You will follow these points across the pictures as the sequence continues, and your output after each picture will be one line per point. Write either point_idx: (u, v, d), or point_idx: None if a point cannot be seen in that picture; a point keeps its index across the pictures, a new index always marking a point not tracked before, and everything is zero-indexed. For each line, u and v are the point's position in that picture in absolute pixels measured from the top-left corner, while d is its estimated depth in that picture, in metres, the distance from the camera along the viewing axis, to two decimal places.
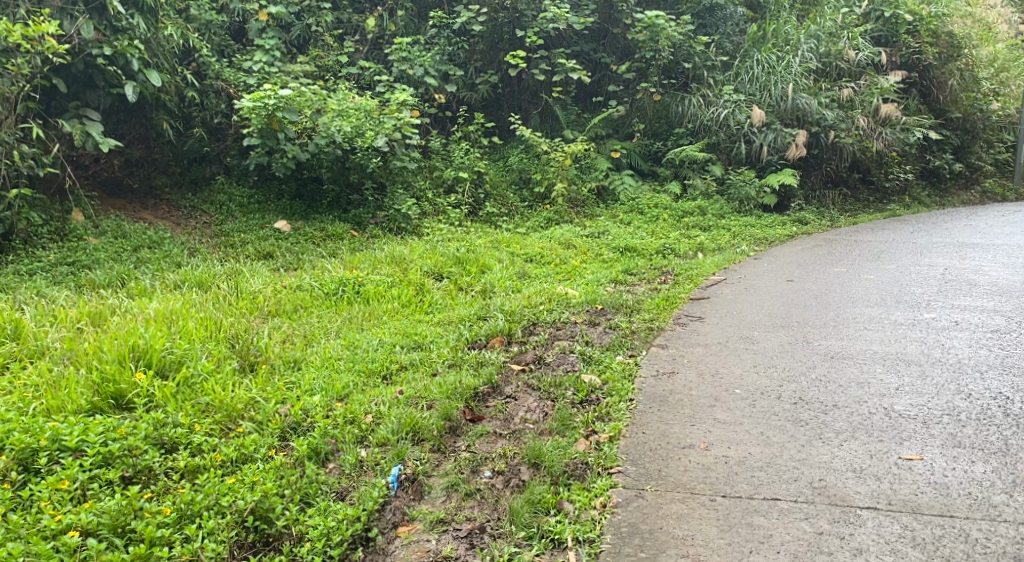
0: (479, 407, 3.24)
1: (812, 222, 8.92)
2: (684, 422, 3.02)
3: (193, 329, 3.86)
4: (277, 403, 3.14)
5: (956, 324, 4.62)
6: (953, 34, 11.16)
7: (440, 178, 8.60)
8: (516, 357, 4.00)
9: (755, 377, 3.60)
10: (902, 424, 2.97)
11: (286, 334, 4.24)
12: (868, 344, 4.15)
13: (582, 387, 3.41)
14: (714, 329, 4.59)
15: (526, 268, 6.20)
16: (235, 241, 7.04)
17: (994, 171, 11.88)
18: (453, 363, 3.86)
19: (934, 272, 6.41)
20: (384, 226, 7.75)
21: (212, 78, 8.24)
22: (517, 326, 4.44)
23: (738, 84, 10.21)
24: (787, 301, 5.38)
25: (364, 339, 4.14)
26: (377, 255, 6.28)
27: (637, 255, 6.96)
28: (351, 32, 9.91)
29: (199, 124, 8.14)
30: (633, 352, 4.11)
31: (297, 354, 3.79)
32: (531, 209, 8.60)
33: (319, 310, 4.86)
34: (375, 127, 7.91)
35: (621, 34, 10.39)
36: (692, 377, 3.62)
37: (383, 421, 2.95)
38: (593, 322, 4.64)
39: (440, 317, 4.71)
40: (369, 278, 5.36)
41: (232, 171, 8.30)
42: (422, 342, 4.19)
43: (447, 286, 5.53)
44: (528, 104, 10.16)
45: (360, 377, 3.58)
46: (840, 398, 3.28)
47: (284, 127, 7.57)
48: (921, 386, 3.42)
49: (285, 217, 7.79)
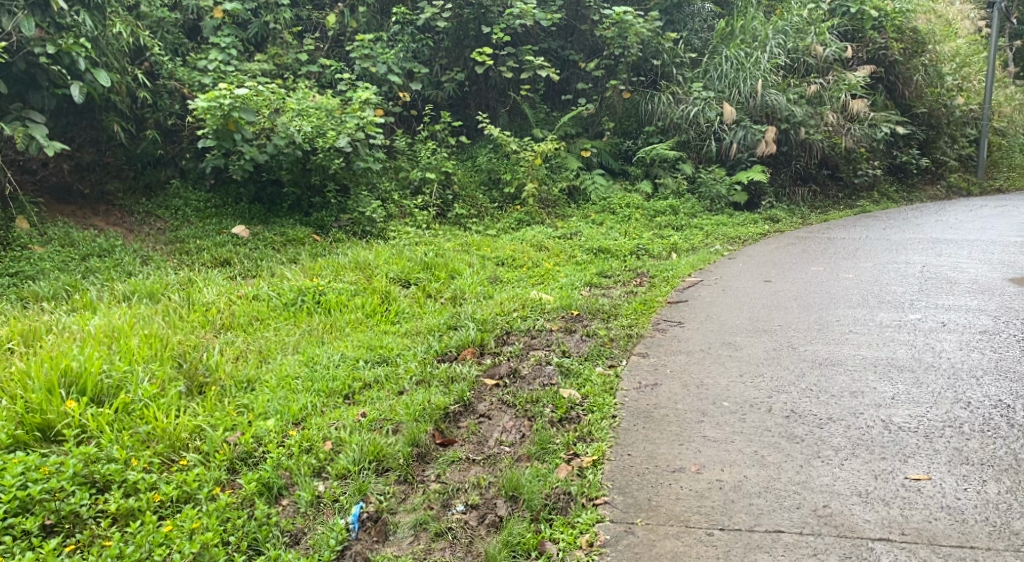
0: (450, 430, 2.99)
1: (784, 220, 8.80)
2: (672, 441, 2.80)
3: (136, 348, 3.53)
4: (226, 431, 2.85)
5: (944, 325, 4.47)
6: (916, 30, 11.26)
7: (406, 178, 8.32)
8: (488, 371, 3.75)
9: (742, 388, 3.39)
10: (903, 438, 2.77)
11: (240, 351, 3.93)
12: (855, 349, 3.97)
13: (561, 404, 3.17)
14: (695, 335, 4.38)
15: (498, 272, 5.95)
16: (190, 248, 6.68)
17: (958, 166, 11.95)
18: (421, 379, 3.59)
19: (912, 270, 6.29)
20: (348, 229, 7.45)
21: (166, 78, 7.88)
22: (489, 335, 4.20)
23: (707, 81, 10.09)
24: (768, 303, 5.20)
25: (324, 355, 3.87)
26: (341, 260, 5.99)
27: (611, 256, 6.75)
28: (311, 30, 9.58)
29: (152, 126, 7.76)
30: (613, 361, 3.89)
31: (250, 373, 3.50)
32: (501, 210, 8.35)
33: (277, 323, 4.55)
34: (337, 127, 7.60)
35: (589, 31, 10.18)
36: (676, 390, 3.40)
37: (344, 449, 2.68)
38: (569, 329, 4.42)
39: (408, 327, 4.44)
40: (331, 286, 5.06)
41: (188, 175, 7.92)
42: (388, 356, 3.93)
43: (415, 293, 5.27)
44: (496, 103, 9.89)
45: (320, 399, 3.30)
46: (835, 410, 3.09)
47: (241, 127, 7.18)
48: (917, 395, 3.24)
49: (244, 221, 7.44)
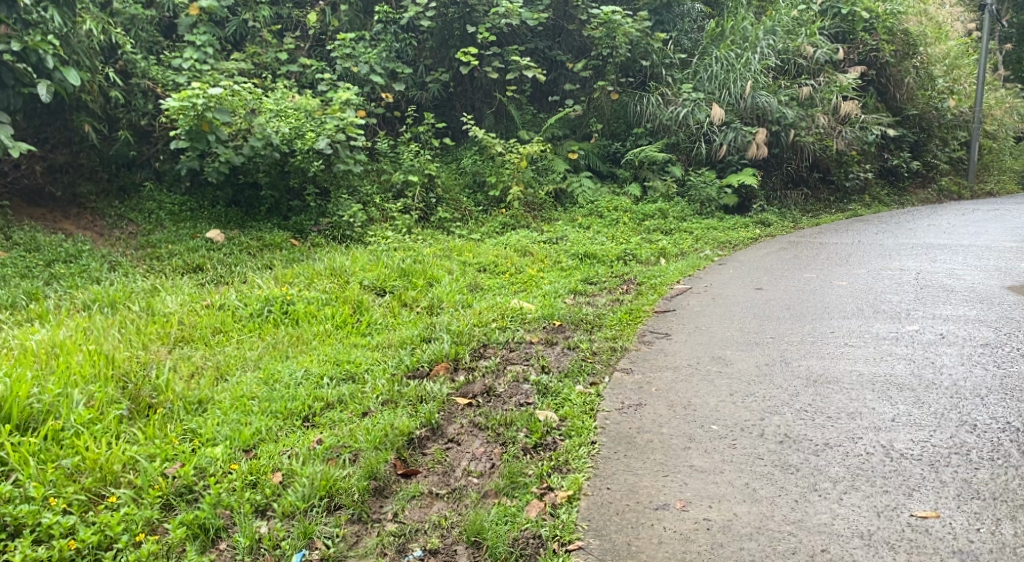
0: (414, 458, 2.74)
1: (775, 223, 8.60)
2: (655, 472, 2.56)
3: (78, 366, 3.29)
4: (163, 461, 2.62)
5: (942, 337, 4.26)
6: (908, 32, 11.10)
7: (388, 181, 8.02)
8: (462, 389, 3.50)
9: (733, 409, 3.16)
10: (906, 467, 2.54)
11: (194, 368, 3.68)
12: (852, 364, 3.75)
13: (536, 428, 2.93)
14: (683, 348, 4.14)
15: (479, 279, 5.70)
16: (161, 253, 6.39)
17: (948, 169, 11.82)
18: (389, 398, 3.34)
19: (907, 277, 6.09)
20: (326, 234, 7.18)
21: (139, 77, 7.58)
22: (464, 349, 3.95)
23: (696, 82, 9.86)
24: (760, 313, 4.97)
25: (286, 372, 3.61)
26: (315, 267, 5.73)
27: (597, 262, 6.50)
28: (291, 28, 9.28)
29: (125, 127, 7.50)
30: (595, 378, 3.64)
31: (201, 393, 3.25)
32: (486, 213, 8.11)
33: (240, 335, 4.29)
34: (316, 128, 7.36)
35: (577, 31, 9.98)
36: (661, 411, 3.17)
37: (292, 484, 2.46)
38: (550, 341, 4.18)
39: (379, 340, 4.19)
40: (300, 296, 4.80)
41: (163, 177, 7.63)
42: (355, 372, 3.67)
43: (390, 302, 5.00)
44: (482, 104, 9.67)
45: (276, 422, 3.06)
46: (831, 434, 2.86)
47: (216, 128, 6.88)
48: (919, 416, 3.02)
49: (220, 225, 7.14)
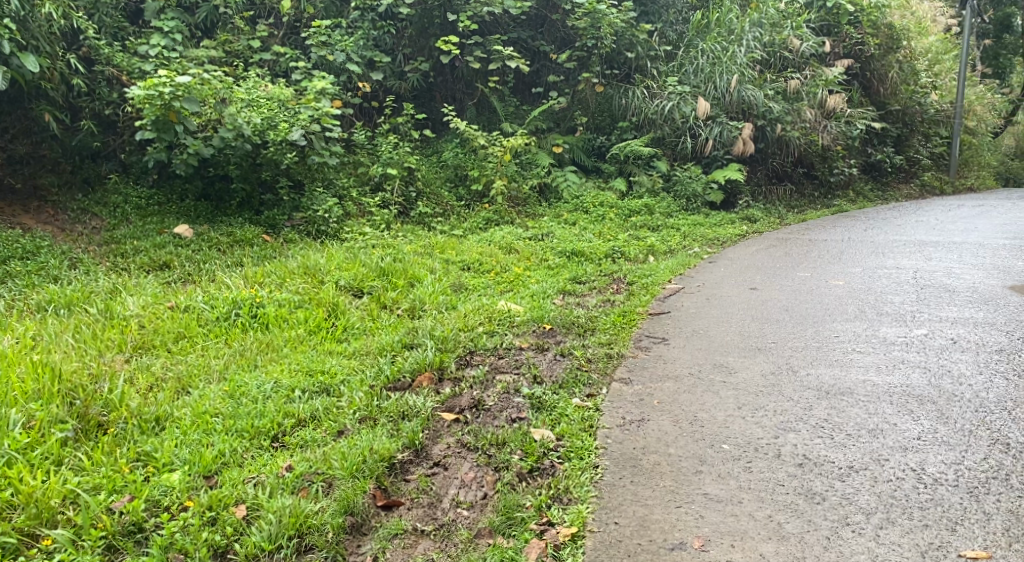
0: (396, 487, 2.46)
1: (761, 219, 8.38)
2: (666, 503, 2.34)
3: (20, 380, 2.97)
4: (110, 493, 2.33)
5: (954, 342, 4.04)
6: (892, 26, 10.87)
7: (366, 175, 7.68)
8: (447, 402, 3.21)
9: (744, 426, 2.90)
10: (944, 496, 2.32)
11: (153, 380, 3.36)
12: (864, 373, 3.51)
13: (532, 450, 2.66)
14: (681, 354, 3.88)
15: (462, 279, 5.40)
16: (126, 249, 6.01)
17: (930, 164, 11.75)
18: (367, 415, 3.05)
19: (904, 276, 5.89)
20: (301, 229, 6.82)
21: (102, 64, 7.15)
22: (449, 356, 3.66)
23: (682, 75, 9.58)
24: (758, 315, 4.73)
25: (253, 384, 3.30)
26: (287, 265, 5.39)
27: (585, 260, 6.22)
28: (264, 15, 8.84)
29: (89, 116, 7.11)
30: (591, 389, 3.36)
31: (158, 409, 2.94)
32: (468, 209, 7.79)
33: (205, 342, 3.97)
34: (290, 119, 7.01)
35: (560, 21, 9.69)
36: (666, 428, 2.89)
37: (256, 522, 2.21)
38: (541, 347, 3.90)
39: (356, 347, 3.88)
40: (271, 298, 4.48)
41: (130, 169, 7.24)
42: (329, 385, 3.36)
43: (368, 304, 4.68)
44: (463, 95, 9.34)
45: (241, 443, 2.76)
46: (854, 454, 2.63)
47: (183, 119, 6.49)
48: (946, 434, 2.79)
49: (188, 220, 6.75)
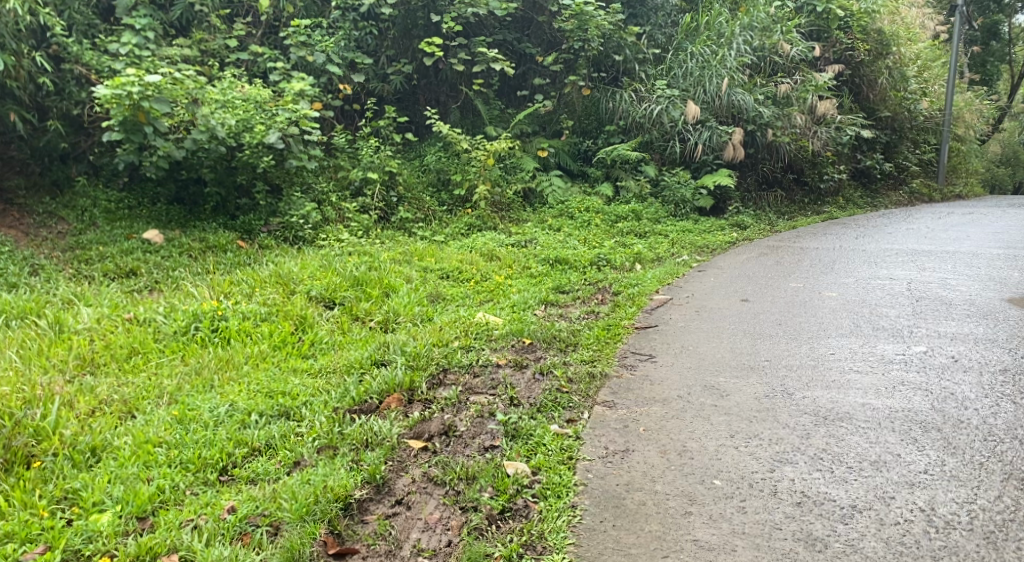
0: (351, 532, 2.25)
1: (751, 226, 8.18)
2: (652, 554, 2.13)
3: None
4: (21, 543, 2.14)
5: (955, 361, 3.83)
6: (882, 32, 10.68)
7: (345, 179, 7.42)
8: (416, 427, 2.96)
9: (736, 457, 2.67)
10: (959, 544, 2.13)
11: (96, 403, 3.09)
12: (862, 396, 3.29)
13: (505, 487, 2.44)
14: (669, 374, 3.64)
15: (440, 288, 5.14)
16: (91, 255, 5.69)
17: (918, 171, 11.64)
18: (328, 443, 2.79)
19: (898, 287, 5.68)
20: (277, 235, 6.53)
21: (72, 62, 6.79)
22: (420, 376, 3.40)
23: (670, 79, 9.37)
24: (750, 330, 4.49)
25: (206, 408, 3.04)
26: (257, 273, 5.10)
27: (570, 267, 5.99)
28: (242, 13, 8.50)
29: (57, 116, 6.76)
30: (573, 413, 3.12)
31: (94, 439, 2.71)
32: (450, 214, 7.55)
33: (160, 359, 3.69)
34: (266, 121, 6.72)
35: (547, 23, 9.46)
36: (652, 460, 2.66)
37: None
38: (520, 363, 3.65)
39: (323, 364, 3.61)
40: (235, 310, 4.19)
41: (100, 172, 6.96)
42: (290, 407, 3.09)
43: (339, 316, 4.41)
44: (447, 98, 9.08)
45: (183, 477, 2.51)
46: (856, 490, 2.42)
47: (153, 119, 6.17)
48: (955, 466, 2.58)
49: (159, 224, 6.44)
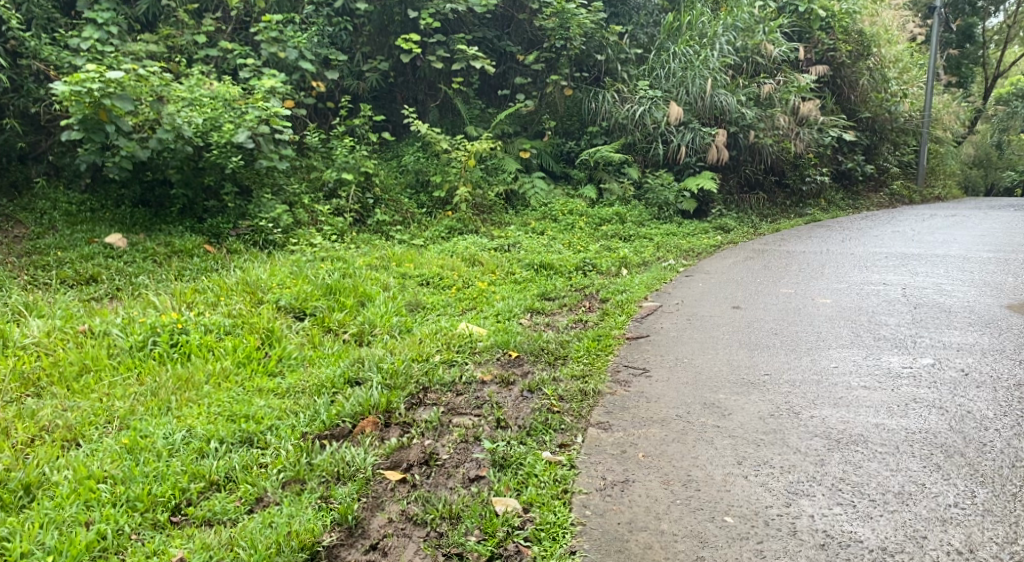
0: None
1: (735, 229, 7.98)
2: None
3: None
4: None
5: (966, 374, 3.61)
6: (863, 33, 10.42)
7: (319, 180, 7.11)
8: (391, 454, 2.68)
9: (747, 487, 2.43)
10: None
11: (36, 432, 2.80)
12: (874, 416, 3.06)
13: (494, 529, 2.22)
14: (667, 391, 3.38)
15: (419, 296, 4.84)
16: (48, 261, 5.31)
17: (898, 172, 11.56)
18: (293, 476, 2.50)
19: (894, 294, 5.49)
20: (247, 238, 6.20)
21: (29, 57, 6.37)
22: (398, 396, 3.11)
23: (653, 80, 9.16)
24: (747, 341, 4.25)
25: (159, 434, 2.74)
26: (224, 280, 4.76)
27: (555, 273, 5.73)
28: (211, 8, 8.13)
29: (13, 114, 6.39)
30: (564, 437, 2.86)
31: (28, 475, 2.44)
32: (430, 216, 7.25)
33: (112, 378, 3.38)
34: (235, 119, 6.36)
35: (528, 21, 9.18)
36: (655, 493, 2.41)
37: None
38: (506, 380, 3.38)
39: (291, 383, 3.31)
40: (196, 322, 3.87)
41: (60, 173, 6.57)
42: (253, 433, 2.80)
43: (309, 328, 4.09)
44: (426, 96, 8.76)
45: (128, 519, 2.26)
46: (883, 529, 2.21)
47: (116, 118, 5.79)
48: (987, 497, 2.36)
49: (122, 228, 6.07)
